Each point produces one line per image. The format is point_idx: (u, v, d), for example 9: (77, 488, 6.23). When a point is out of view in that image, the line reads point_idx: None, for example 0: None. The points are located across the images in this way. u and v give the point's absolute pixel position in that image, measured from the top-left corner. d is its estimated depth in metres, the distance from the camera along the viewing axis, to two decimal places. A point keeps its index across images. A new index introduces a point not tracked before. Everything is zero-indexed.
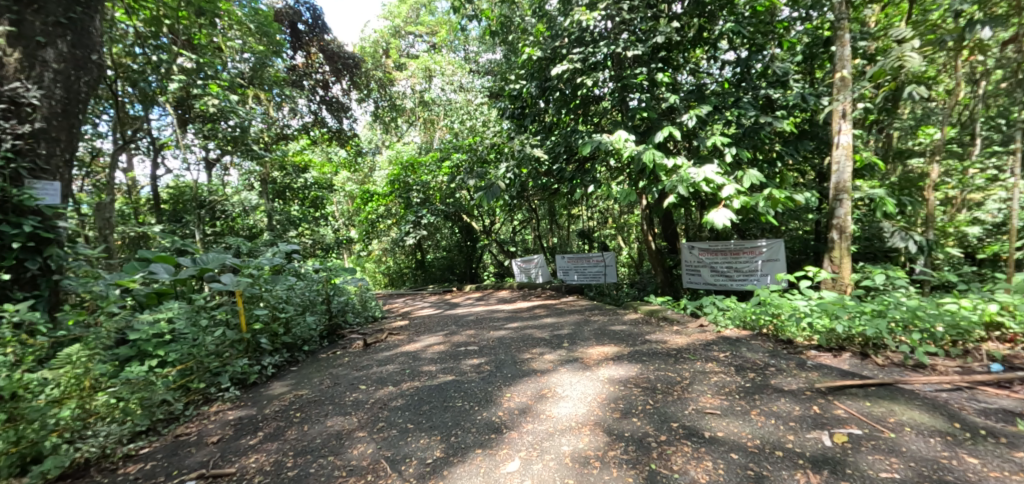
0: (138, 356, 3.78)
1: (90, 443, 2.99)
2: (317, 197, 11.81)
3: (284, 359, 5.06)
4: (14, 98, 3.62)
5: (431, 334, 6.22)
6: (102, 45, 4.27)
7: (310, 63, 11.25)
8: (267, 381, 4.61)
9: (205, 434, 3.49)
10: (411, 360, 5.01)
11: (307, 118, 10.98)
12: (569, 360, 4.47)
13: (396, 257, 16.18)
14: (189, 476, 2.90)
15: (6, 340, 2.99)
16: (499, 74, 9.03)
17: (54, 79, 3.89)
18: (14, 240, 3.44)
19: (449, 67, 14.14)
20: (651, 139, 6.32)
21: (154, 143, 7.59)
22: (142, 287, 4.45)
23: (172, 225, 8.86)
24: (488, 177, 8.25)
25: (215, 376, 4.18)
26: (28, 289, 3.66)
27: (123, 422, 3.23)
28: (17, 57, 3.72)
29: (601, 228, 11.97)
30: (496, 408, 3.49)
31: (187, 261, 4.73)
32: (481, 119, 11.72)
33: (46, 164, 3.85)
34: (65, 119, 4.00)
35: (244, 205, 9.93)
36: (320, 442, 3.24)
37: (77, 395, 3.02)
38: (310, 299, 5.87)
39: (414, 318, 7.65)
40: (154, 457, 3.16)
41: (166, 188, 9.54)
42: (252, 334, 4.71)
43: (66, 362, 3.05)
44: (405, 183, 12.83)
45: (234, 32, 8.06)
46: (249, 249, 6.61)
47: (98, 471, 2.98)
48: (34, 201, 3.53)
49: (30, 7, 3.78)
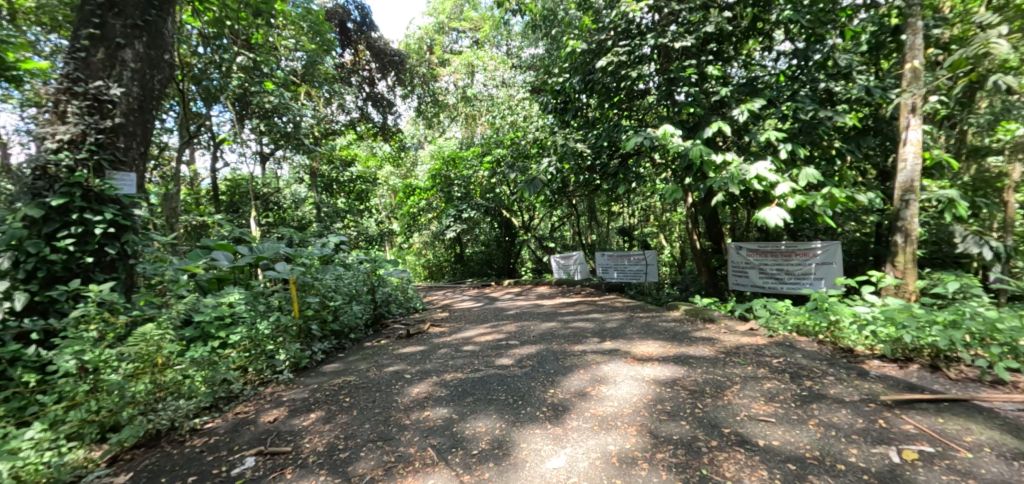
0: (201, 337, 4.09)
1: (161, 416, 3.20)
2: (362, 190, 12.10)
3: (332, 346, 5.23)
4: (97, 96, 3.92)
5: (472, 326, 6.30)
6: (173, 46, 4.53)
7: (358, 61, 11.59)
8: (317, 365, 4.79)
9: (262, 413, 3.67)
10: (453, 351, 5.08)
11: (354, 114, 11.29)
12: (612, 358, 4.41)
13: (436, 250, 16.36)
14: (249, 452, 3.07)
15: (92, 317, 3.30)
16: (541, 72, 9.00)
17: (132, 78, 4.16)
18: (97, 226, 3.72)
19: (491, 62, 14.12)
20: (698, 134, 6.12)
21: (213, 139, 8.05)
22: (204, 273, 4.73)
23: (229, 215, 9.35)
24: (529, 172, 8.23)
25: (271, 359, 4.38)
26: (107, 272, 3.92)
27: (190, 398, 3.47)
28: (100, 57, 4.01)
29: (642, 226, 11.71)
30: (540, 403, 3.48)
31: (245, 249, 5.10)
32: (523, 113, 11.54)
33: (124, 156, 4.11)
34: (141, 114, 4.26)
35: (294, 198, 10.57)
36: (369, 427, 3.34)
37: (150, 371, 3.29)
38: (356, 289, 5.98)
39: (455, 311, 7.74)
40: (217, 432, 3.36)
41: (224, 180, 10.10)
42: (304, 320, 4.94)
43: (141, 339, 3.30)
44: (446, 177, 12.93)
45: (288, 32, 8.39)
46: (300, 240, 6.86)
47: (167, 442, 3.20)
48: (114, 191, 3.83)
49: (111, 11, 4.06)
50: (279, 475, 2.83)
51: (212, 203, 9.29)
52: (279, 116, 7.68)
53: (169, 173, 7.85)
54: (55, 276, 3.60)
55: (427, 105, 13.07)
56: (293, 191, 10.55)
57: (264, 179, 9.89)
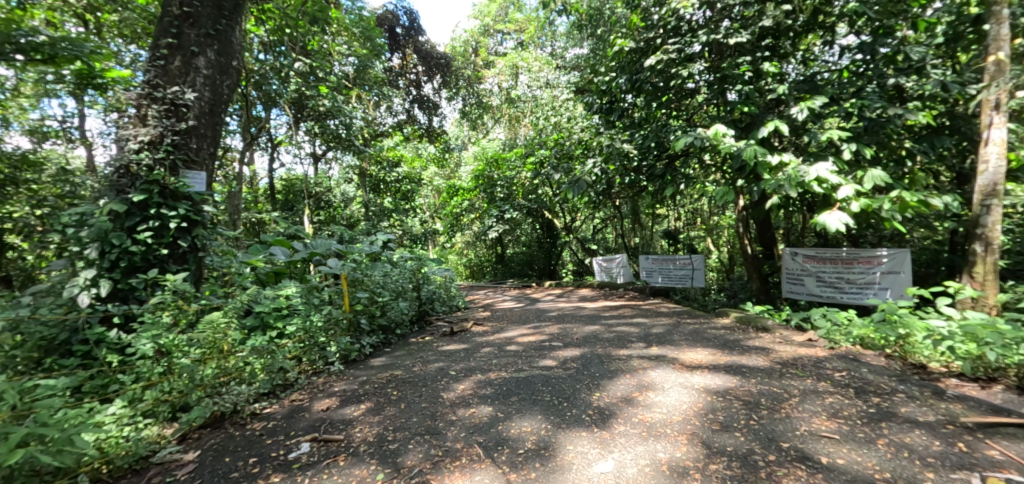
0: (261, 327, 4.31)
1: (225, 399, 3.44)
2: (408, 191, 12.37)
3: (380, 340, 5.37)
4: (174, 101, 4.21)
5: (514, 327, 6.31)
6: (241, 53, 4.80)
7: (406, 64, 11.87)
8: (365, 358, 4.93)
9: (315, 401, 3.82)
10: (496, 350, 5.11)
11: (401, 116, 11.57)
12: (660, 364, 4.32)
13: (478, 250, 16.49)
14: (304, 438, 3.21)
15: (168, 304, 3.57)
16: (586, 73, 8.87)
17: (204, 83, 4.43)
18: (172, 220, 4.00)
19: (536, 63, 14.02)
20: (752, 134, 5.88)
21: (271, 140, 8.45)
22: (263, 266, 4.98)
23: (284, 213, 9.80)
24: (574, 173, 8.16)
25: (323, 350, 4.55)
26: (180, 263, 4.18)
27: (250, 384, 3.69)
28: (177, 65, 4.31)
29: (689, 230, 11.38)
30: (586, 406, 3.45)
31: (299, 244, 5.32)
32: (567, 115, 11.47)
33: (196, 156, 4.38)
34: (212, 117, 4.53)
35: (344, 197, 11.17)
36: (416, 421, 3.41)
37: (216, 356, 3.51)
38: (403, 286, 6.11)
39: (497, 311, 7.78)
40: (275, 417, 3.54)
41: (280, 180, 10.58)
42: (354, 314, 5.11)
43: (209, 326, 3.52)
44: (489, 178, 12.99)
45: (341, 38, 8.70)
46: (349, 237, 7.07)
47: (230, 424, 3.41)
48: (186, 188, 4.11)
49: (187, 22, 4.35)
50: (332, 461, 2.93)
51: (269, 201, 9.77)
52: (332, 119, 7.99)
53: (232, 172, 8.31)
54: (135, 265, 3.89)
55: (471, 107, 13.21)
56: (343, 190, 11.16)
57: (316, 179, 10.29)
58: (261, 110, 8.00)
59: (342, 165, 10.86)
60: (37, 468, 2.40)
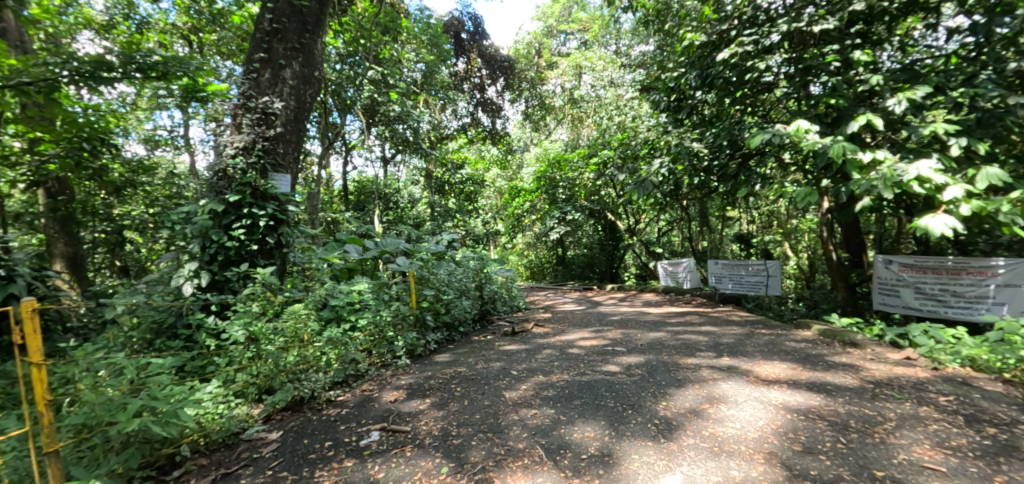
0: (336, 319, 4.58)
1: (303, 385, 3.74)
2: (471, 192, 12.62)
3: (444, 337, 5.52)
4: (264, 110, 4.57)
5: (576, 329, 6.26)
6: (322, 64, 5.14)
7: (470, 68, 12.01)
8: (430, 354, 5.09)
9: (384, 393, 4.01)
10: (558, 352, 5.10)
11: (465, 119, 11.85)
12: (731, 375, 4.13)
13: (538, 251, 16.45)
14: (374, 427, 3.39)
15: (257, 296, 3.90)
16: (651, 73, 8.75)
17: (290, 93, 4.78)
18: (261, 219, 4.35)
19: (599, 62, 13.49)
20: (840, 130, 5.44)
21: (345, 145, 8.96)
22: (338, 262, 5.29)
23: (357, 213, 10.35)
24: (639, 173, 7.95)
25: (391, 344, 4.76)
26: (267, 258, 4.54)
27: (325, 372, 3.96)
28: (267, 77, 4.68)
29: (763, 233, 10.74)
30: (652, 415, 3.37)
31: (370, 243, 5.65)
32: (632, 114, 11.22)
33: (282, 160, 4.74)
34: (296, 124, 4.88)
35: (411, 198, 11.58)
36: (479, 417, 3.49)
37: (297, 345, 3.80)
38: (466, 285, 6.25)
39: (558, 313, 7.75)
40: (347, 405, 3.76)
41: (353, 182, 11.16)
42: (420, 310, 5.29)
43: (292, 316, 3.85)
44: (551, 179, 12.89)
45: (410, 47, 9.07)
46: (415, 237, 7.31)
47: (308, 409, 3.67)
48: (274, 190, 4.45)
49: (276, 37, 4.72)
50: (399, 451, 3.07)
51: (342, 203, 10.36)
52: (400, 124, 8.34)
53: (311, 176, 8.91)
54: (230, 259, 4.28)
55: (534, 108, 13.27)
56: (410, 192, 11.57)
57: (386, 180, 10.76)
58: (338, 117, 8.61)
59: (410, 168, 11.28)
60: (151, 435, 2.81)
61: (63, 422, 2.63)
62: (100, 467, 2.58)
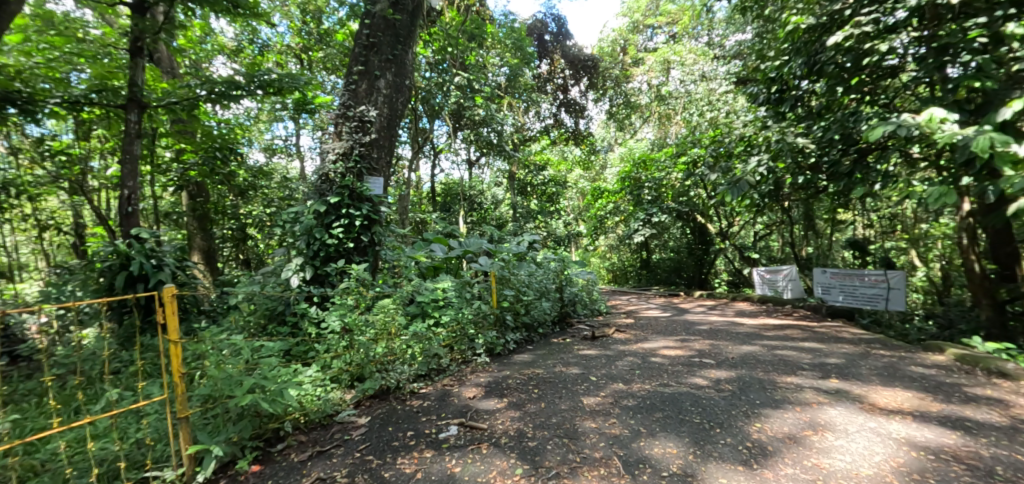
0: (421, 314, 4.81)
1: (389, 375, 3.97)
2: (553, 193, 12.58)
3: (523, 337, 5.55)
4: (361, 118, 4.92)
5: (660, 337, 6.00)
6: (413, 73, 5.42)
7: (553, 70, 11.92)
8: (509, 353, 5.15)
9: (463, 389, 4.13)
10: (641, 361, 4.92)
11: (548, 121, 11.92)
12: (840, 400, 3.72)
13: (621, 254, 15.90)
14: (452, 421, 3.50)
15: (352, 289, 4.20)
16: (749, 60, 7.97)
17: (384, 101, 5.10)
18: (357, 219, 4.68)
19: (689, 56, 12.71)
20: (985, 118, 4.68)
21: (433, 149, 9.36)
22: (425, 260, 5.55)
23: (443, 214, 10.78)
24: (733, 173, 7.42)
25: (472, 342, 4.89)
26: (362, 255, 4.87)
27: (410, 365, 4.17)
28: (364, 87, 5.03)
29: (883, 240, 9.54)
30: (743, 436, 3.14)
31: (455, 242, 5.85)
32: (726, 110, 10.49)
33: (376, 164, 5.06)
34: (389, 130, 5.19)
35: (494, 199, 11.78)
36: (555, 421, 3.47)
37: (385, 337, 4.05)
38: (546, 286, 6.23)
39: (641, 319, 7.47)
40: (429, 398, 3.94)
41: (440, 184, 11.63)
42: (500, 310, 5.37)
43: (382, 310, 4.11)
44: (636, 180, 12.40)
45: (495, 52, 9.20)
46: (497, 237, 7.43)
47: (393, 398, 3.90)
48: (368, 192, 4.77)
49: (372, 50, 5.07)
50: (475, 448, 3.15)
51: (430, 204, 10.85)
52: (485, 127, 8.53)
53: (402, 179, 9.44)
54: (330, 255, 4.65)
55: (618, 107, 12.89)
56: (493, 193, 11.79)
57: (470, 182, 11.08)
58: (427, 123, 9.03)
59: (493, 170, 11.52)
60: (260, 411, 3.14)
61: (194, 392, 3.03)
62: (220, 434, 2.97)
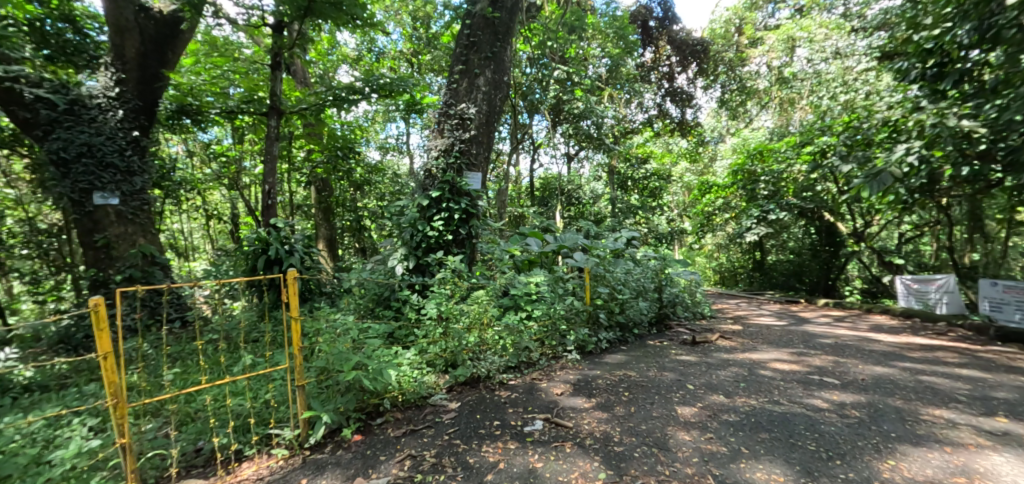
0: (514, 307, 4.91)
1: (480, 364, 4.12)
2: (656, 188, 11.94)
3: (617, 337, 5.37)
4: (461, 116, 5.13)
5: (772, 348, 5.42)
6: (511, 68, 5.50)
7: (659, 57, 11.36)
8: (601, 352, 5.02)
9: (551, 384, 4.14)
10: (747, 372, 4.50)
11: (652, 112, 11.31)
12: (1008, 446, 3.07)
13: (730, 253, 13.88)
14: (539, 416, 3.54)
15: (449, 280, 4.42)
16: (905, 16, 6.10)
17: (483, 99, 5.25)
18: (455, 212, 4.91)
19: (820, 30, 10.47)
20: None
21: (533, 144, 9.40)
22: (520, 254, 5.65)
23: (541, 209, 10.86)
24: (872, 164, 6.39)
25: (563, 338, 4.87)
26: (459, 247, 5.09)
27: (501, 356, 4.29)
28: (464, 85, 5.22)
29: None
30: (869, 474, 2.74)
31: (550, 237, 5.84)
32: (865, 91, 9.06)
33: (475, 160, 5.25)
34: (488, 127, 5.34)
35: (593, 194, 11.48)
36: (646, 429, 3.33)
37: (477, 327, 4.21)
38: (644, 285, 5.96)
39: (751, 326, 6.81)
40: (517, 390, 4.01)
41: (539, 178, 11.70)
42: (594, 307, 5.25)
43: (476, 301, 4.28)
44: (750, 173, 10.29)
45: (594, 42, 8.86)
46: (594, 233, 7.27)
47: (483, 387, 4.04)
48: (467, 186, 4.97)
49: (472, 49, 5.24)
50: (559, 445, 3.16)
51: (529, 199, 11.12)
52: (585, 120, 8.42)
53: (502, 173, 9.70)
54: (431, 246, 4.93)
55: None
56: (592, 188, 11.50)
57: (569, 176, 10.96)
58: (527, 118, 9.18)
59: (593, 163, 11.26)
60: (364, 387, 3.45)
61: (311, 364, 3.36)
62: (331, 403, 3.32)
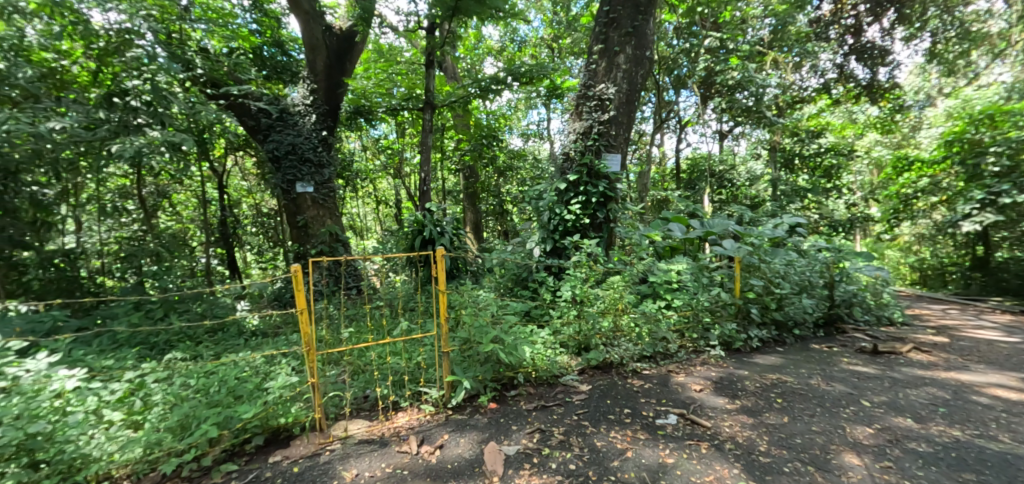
0: (652, 295, 4.73)
1: (614, 350, 4.06)
2: (832, 166, 9.92)
3: (772, 336, 4.80)
4: (601, 97, 5.04)
5: (990, 369, 4.30)
6: (654, 42, 5.22)
7: (840, 7, 9.37)
8: (750, 352, 4.54)
9: (690, 380, 3.90)
10: (948, 395, 3.66)
11: (829, 76, 9.55)
12: None
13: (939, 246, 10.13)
14: (673, 411, 3.38)
15: (584, 263, 4.44)
16: None
17: (623, 77, 5.08)
18: (593, 196, 4.90)
19: None
20: None
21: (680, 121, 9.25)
22: (661, 241, 5.40)
23: (688, 191, 10.16)
24: None
25: (706, 331, 4.53)
26: (596, 231, 5.07)
27: (636, 344, 4.18)
28: (604, 65, 5.11)
29: None
30: None
31: (697, 223, 5.41)
32: None
33: (614, 141, 5.14)
34: (628, 106, 5.17)
35: (750, 175, 9.91)
36: (800, 443, 2.97)
37: (612, 312, 4.16)
38: (810, 280, 5.18)
39: (960, 338, 5.47)
40: (652, 380, 3.87)
41: (687, 159, 10.94)
42: (745, 301, 4.71)
43: (612, 286, 4.22)
44: (975, 143, 7.61)
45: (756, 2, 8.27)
46: (749, 219, 6.56)
47: (616, 373, 3.97)
48: (605, 169, 4.90)
49: (612, 26, 5.08)
50: (693, 444, 2.99)
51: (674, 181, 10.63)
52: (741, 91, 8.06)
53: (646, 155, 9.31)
54: (568, 229, 4.99)
55: (947, 44, 9.31)
56: (750, 168, 9.87)
57: (721, 156, 9.97)
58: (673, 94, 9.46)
59: (752, 140, 10.09)
60: (501, 360, 3.65)
61: (455, 334, 3.61)
62: (471, 370, 3.58)
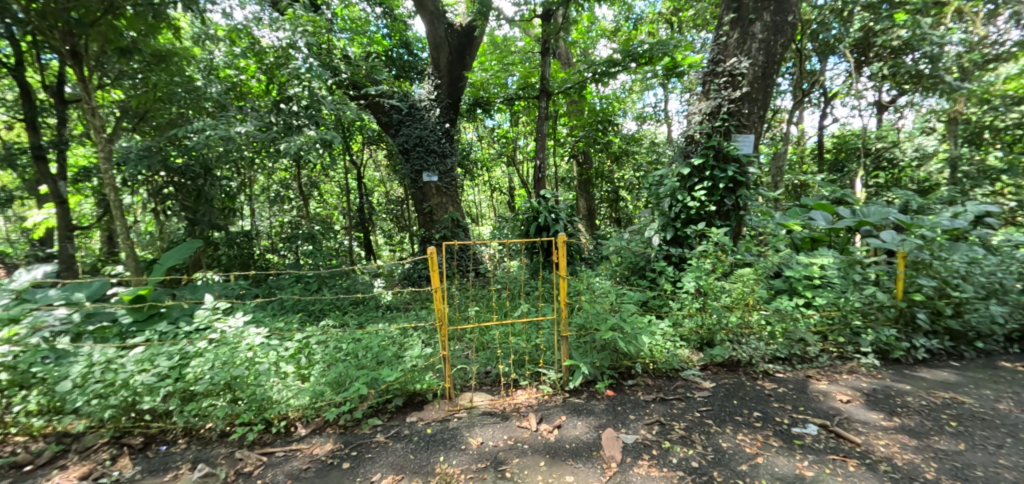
0: (789, 292, 4.31)
1: (742, 349, 3.79)
2: None
3: (944, 348, 4.09)
4: (732, 72, 4.68)
5: None
6: (797, 5, 4.67)
7: None
8: (914, 364, 3.91)
9: (835, 388, 3.51)
10: None
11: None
12: None
13: None
14: (813, 420, 3.07)
15: (710, 253, 4.19)
16: None
17: (759, 49, 4.65)
18: (721, 181, 4.58)
19: None
20: None
21: (826, 95, 8.25)
22: (801, 231, 4.89)
23: (833, 175, 9.00)
24: None
25: (855, 336, 4.03)
26: (724, 219, 4.74)
27: (769, 344, 3.86)
28: (735, 37, 4.71)
29: None
30: None
31: (846, 211, 4.83)
32: None
33: (747, 120, 4.74)
34: (764, 80, 4.73)
35: (919, 152, 8.15)
36: (981, 477, 2.54)
37: (741, 307, 3.87)
38: (1003, 283, 4.20)
39: None
40: (787, 384, 3.55)
41: (832, 138, 9.69)
42: (909, 304, 4.05)
43: (741, 279, 3.93)
44: None
45: None
46: (916, 207, 5.61)
47: (744, 373, 3.71)
48: (736, 151, 4.56)
49: None
50: (839, 460, 2.71)
51: (816, 163, 9.48)
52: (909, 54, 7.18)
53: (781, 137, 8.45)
54: (691, 217, 4.75)
55: None
56: (919, 143, 8.16)
57: (877, 132, 8.64)
58: (816, 63, 8.44)
59: (921, 113, 8.58)
60: (618, 348, 3.60)
61: (572, 319, 3.65)
62: (589, 356, 3.59)
